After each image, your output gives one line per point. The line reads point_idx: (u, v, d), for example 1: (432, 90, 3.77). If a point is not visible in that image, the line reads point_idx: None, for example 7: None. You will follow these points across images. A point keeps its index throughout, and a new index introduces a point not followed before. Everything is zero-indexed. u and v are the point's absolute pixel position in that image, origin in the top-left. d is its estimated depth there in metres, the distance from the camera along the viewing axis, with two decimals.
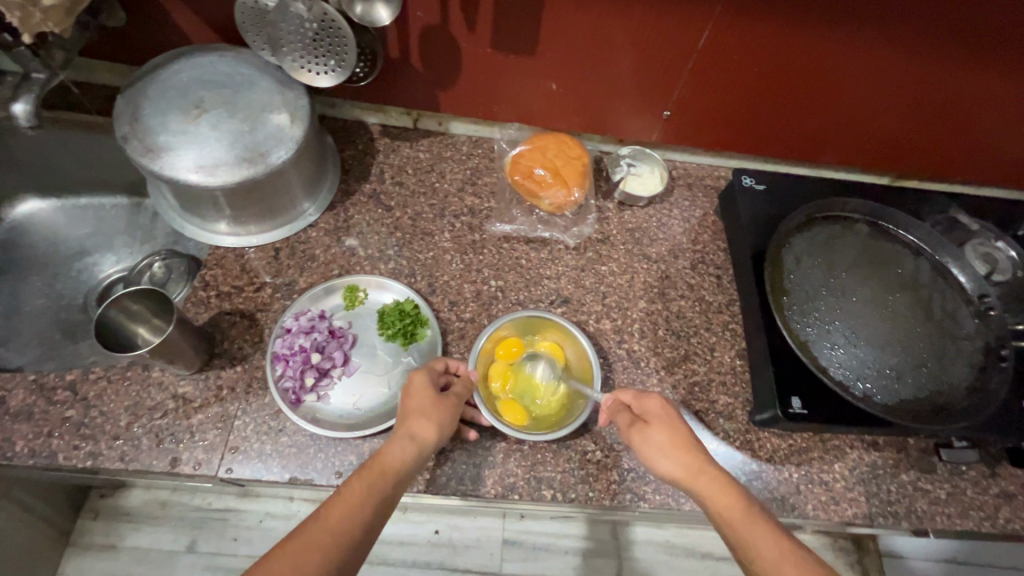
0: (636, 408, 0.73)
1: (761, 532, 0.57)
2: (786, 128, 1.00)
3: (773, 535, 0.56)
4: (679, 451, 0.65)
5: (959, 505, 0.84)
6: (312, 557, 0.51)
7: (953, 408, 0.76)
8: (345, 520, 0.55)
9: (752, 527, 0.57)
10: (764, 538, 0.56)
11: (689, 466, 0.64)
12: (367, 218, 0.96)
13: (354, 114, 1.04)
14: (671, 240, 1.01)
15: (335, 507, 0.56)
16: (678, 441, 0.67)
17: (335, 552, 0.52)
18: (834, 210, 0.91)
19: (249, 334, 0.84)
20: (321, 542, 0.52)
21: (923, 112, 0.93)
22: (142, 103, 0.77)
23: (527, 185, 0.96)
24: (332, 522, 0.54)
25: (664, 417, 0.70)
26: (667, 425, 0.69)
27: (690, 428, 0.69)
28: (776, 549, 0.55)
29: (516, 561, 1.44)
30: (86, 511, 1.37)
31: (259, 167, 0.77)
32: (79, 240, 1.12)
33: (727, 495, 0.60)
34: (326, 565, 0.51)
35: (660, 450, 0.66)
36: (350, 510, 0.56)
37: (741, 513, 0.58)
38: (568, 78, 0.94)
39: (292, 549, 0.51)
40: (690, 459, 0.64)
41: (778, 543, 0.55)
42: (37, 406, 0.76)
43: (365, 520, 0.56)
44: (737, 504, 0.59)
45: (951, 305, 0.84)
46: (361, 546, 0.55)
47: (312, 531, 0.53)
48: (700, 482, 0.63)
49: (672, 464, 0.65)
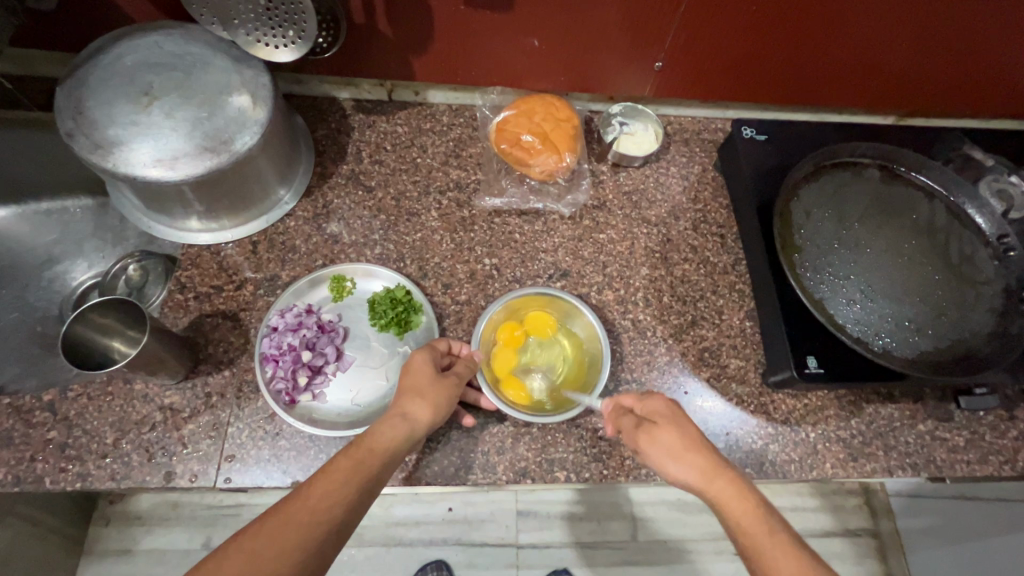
0: (640, 409, 0.68)
1: (777, 543, 0.53)
2: (787, 71, 0.94)
3: (789, 547, 0.53)
4: (695, 454, 0.60)
5: (978, 451, 0.82)
6: (288, 537, 0.48)
7: (976, 356, 0.74)
8: (326, 501, 0.51)
9: (773, 542, 0.53)
10: (779, 550, 0.53)
11: (705, 471, 0.59)
12: (347, 202, 0.90)
13: (323, 90, 0.97)
14: (670, 200, 0.96)
15: (317, 487, 0.52)
16: (689, 442, 0.61)
17: (314, 532, 0.50)
18: (844, 156, 0.86)
19: (234, 336, 0.80)
20: (298, 521, 0.50)
21: (933, 44, 0.87)
22: (86, 95, 0.70)
23: (515, 153, 0.90)
24: (313, 501, 0.51)
25: (673, 416, 0.65)
26: (678, 425, 0.63)
27: (699, 428, 0.64)
28: (793, 564, 0.52)
29: (532, 531, 1.44)
30: (97, 518, 1.34)
31: (223, 155, 0.70)
32: (45, 248, 1.05)
33: (744, 503, 0.56)
34: (303, 546, 0.49)
35: (674, 454, 0.60)
36: (333, 490, 0.52)
37: (759, 524, 0.55)
38: (551, 33, 0.87)
39: (269, 528, 0.49)
40: (707, 463, 0.59)
41: (794, 558, 0.52)
42: (17, 430, 0.72)
43: (348, 502, 0.52)
44: (755, 512, 0.55)
45: (969, 249, 0.81)
46: (341, 529, 0.52)
47: (291, 511, 0.50)
48: (717, 488, 0.58)
49: (687, 469, 0.59)
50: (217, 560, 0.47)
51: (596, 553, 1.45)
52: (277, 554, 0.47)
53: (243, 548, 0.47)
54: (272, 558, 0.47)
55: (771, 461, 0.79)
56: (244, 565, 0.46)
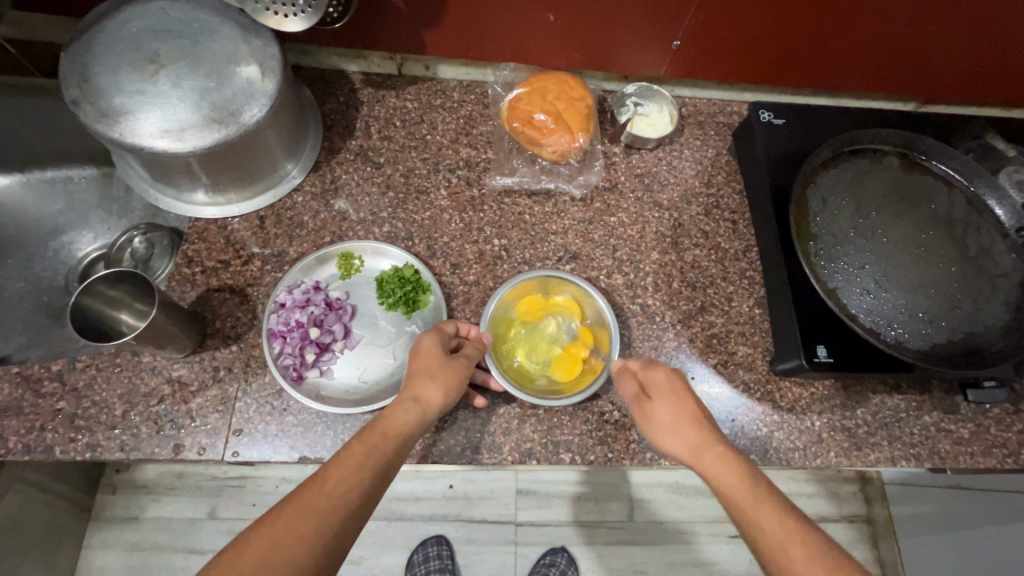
0: (641, 376, 0.68)
1: (766, 511, 0.53)
2: (809, 56, 0.91)
3: (781, 515, 0.53)
4: (684, 430, 0.61)
5: (982, 443, 0.82)
6: (307, 522, 0.49)
7: (987, 350, 0.74)
8: (343, 485, 0.52)
9: (760, 509, 0.53)
10: (770, 519, 0.53)
11: (694, 446, 0.60)
12: (355, 178, 0.89)
13: (332, 63, 0.95)
14: (683, 184, 0.94)
15: (333, 472, 0.53)
16: (684, 417, 0.62)
17: (332, 516, 0.50)
18: (863, 143, 0.85)
19: (242, 311, 0.79)
20: (316, 506, 0.50)
21: (962, 30, 0.84)
22: (91, 61, 0.69)
23: (528, 132, 0.88)
24: (329, 486, 0.52)
25: (670, 391, 0.65)
26: (672, 401, 0.64)
27: (698, 401, 0.64)
28: (779, 528, 0.52)
29: (530, 509, 1.46)
30: (104, 486, 1.36)
31: (231, 128, 0.69)
32: (51, 218, 1.05)
33: (731, 475, 0.56)
34: (322, 530, 0.49)
35: (664, 428, 0.62)
36: (348, 475, 0.53)
37: (746, 491, 0.55)
38: (567, 8, 0.84)
39: (287, 514, 0.49)
40: (697, 438, 0.60)
41: (785, 526, 0.52)
42: (26, 399, 0.73)
43: (364, 485, 0.53)
44: (742, 483, 0.56)
45: (986, 241, 0.80)
46: (361, 512, 0.52)
47: (307, 497, 0.50)
48: (702, 461, 0.59)
49: (678, 442, 0.61)
50: (238, 548, 0.47)
51: (592, 531, 1.47)
52: (297, 539, 0.48)
53: (262, 533, 0.48)
54: (292, 543, 0.48)
55: (775, 449, 0.79)
56: (264, 551, 0.47)
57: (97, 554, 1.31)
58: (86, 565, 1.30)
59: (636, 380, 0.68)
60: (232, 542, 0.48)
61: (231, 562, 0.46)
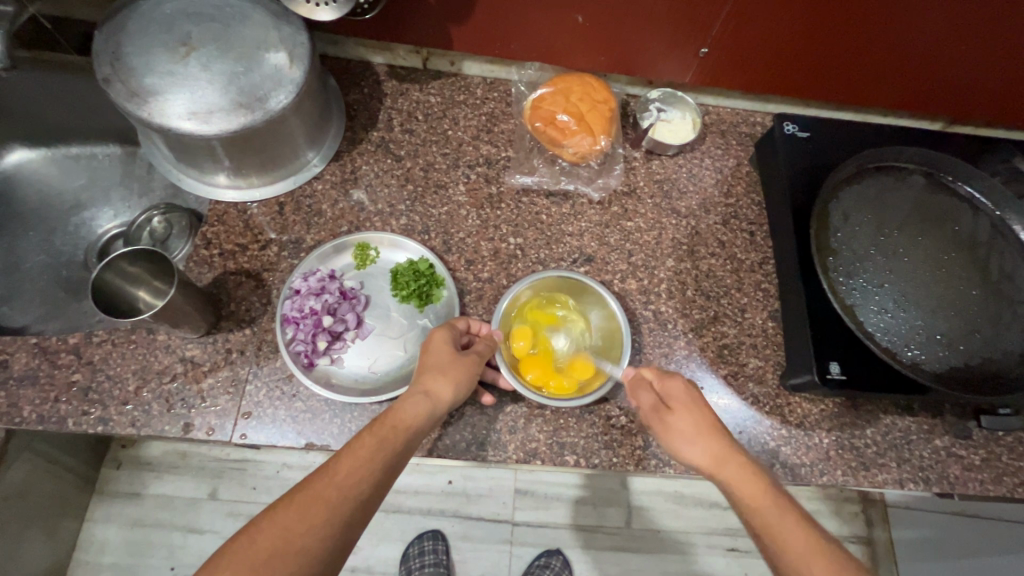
0: (659, 389, 0.68)
1: (791, 523, 0.54)
2: (837, 71, 0.91)
3: (801, 526, 0.54)
4: (706, 438, 0.61)
5: (993, 471, 0.81)
6: (317, 512, 0.49)
7: (1006, 376, 0.73)
8: (353, 478, 0.52)
9: (783, 521, 0.54)
10: (792, 529, 0.53)
11: (716, 455, 0.60)
12: (375, 169, 0.89)
13: (358, 54, 0.96)
14: (701, 192, 0.94)
15: (343, 464, 0.53)
16: (704, 428, 0.62)
17: (340, 508, 0.50)
18: (888, 160, 0.84)
19: (256, 295, 0.80)
20: (326, 496, 0.50)
21: (997, 52, 0.83)
22: (123, 40, 0.69)
23: (549, 132, 0.88)
24: (340, 478, 0.52)
25: (690, 401, 0.65)
26: (693, 412, 0.64)
27: (716, 413, 0.64)
28: (805, 543, 0.52)
29: (528, 509, 1.46)
30: (109, 460, 1.38)
31: (257, 114, 0.70)
32: (74, 193, 1.07)
33: (754, 486, 0.57)
34: (331, 521, 0.50)
35: (686, 437, 0.62)
36: (358, 467, 0.53)
37: (772, 505, 0.55)
38: (597, 9, 0.84)
39: (297, 503, 0.50)
40: (718, 447, 0.60)
41: (806, 537, 0.53)
42: (42, 370, 0.74)
43: (374, 479, 0.53)
44: (764, 493, 0.56)
45: (1010, 266, 0.79)
46: (369, 504, 0.52)
47: (317, 487, 0.51)
48: (725, 470, 0.59)
49: (698, 452, 0.61)
50: (249, 534, 0.48)
51: (589, 536, 1.46)
52: (307, 529, 0.48)
53: (274, 520, 0.49)
54: (303, 533, 0.48)
55: (781, 463, 0.78)
56: (276, 539, 0.47)
57: (98, 527, 1.33)
58: (88, 537, 1.32)
59: (652, 391, 0.68)
60: (245, 527, 0.49)
61: (243, 549, 0.47)
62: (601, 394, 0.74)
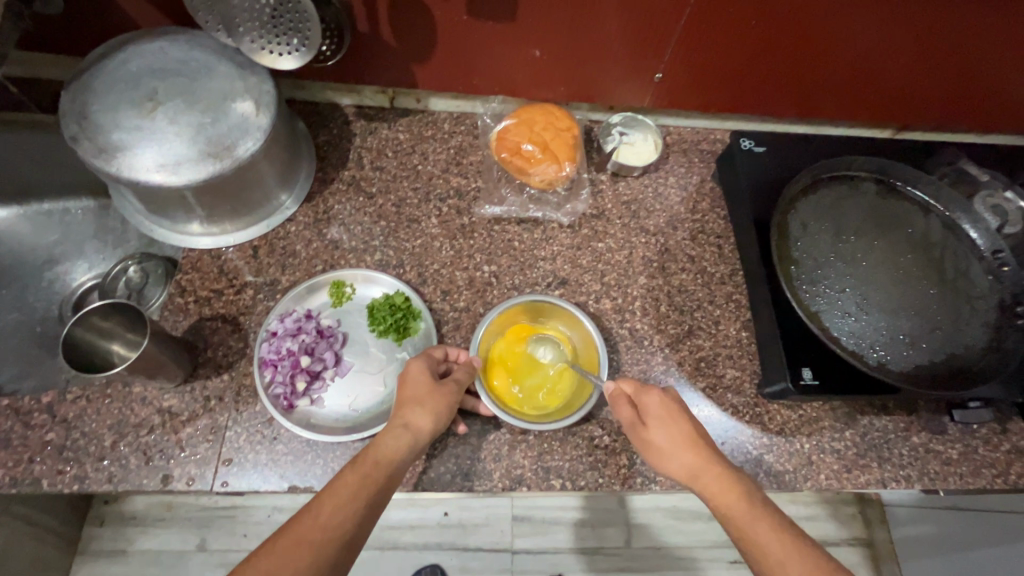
0: (637, 402, 0.68)
1: (764, 527, 0.55)
2: (787, 87, 0.95)
3: (777, 530, 0.55)
4: (685, 452, 0.61)
5: (971, 464, 0.83)
6: (302, 555, 0.49)
7: (969, 370, 0.75)
8: (336, 517, 0.52)
9: (759, 527, 0.55)
10: (766, 534, 0.54)
11: (693, 466, 0.60)
12: (347, 207, 0.91)
13: (326, 97, 0.98)
14: (668, 210, 0.96)
15: (325, 504, 0.53)
16: (684, 440, 0.62)
17: (326, 551, 0.50)
18: (841, 169, 0.88)
19: (234, 339, 0.80)
20: (310, 539, 0.50)
21: (931, 61, 0.88)
22: (90, 98, 0.71)
23: (516, 162, 0.90)
24: (323, 518, 0.52)
25: (665, 414, 0.65)
26: (670, 424, 0.64)
27: (693, 423, 0.65)
28: (781, 548, 0.53)
29: (527, 536, 1.44)
30: (92, 518, 1.34)
31: (225, 162, 0.71)
32: (46, 249, 1.07)
33: (731, 494, 0.58)
34: (316, 564, 0.49)
35: (665, 453, 0.62)
36: (342, 506, 0.53)
37: (748, 512, 0.56)
38: (553, 42, 0.88)
39: (281, 548, 0.49)
40: (698, 459, 0.61)
41: (783, 541, 0.54)
42: (15, 432, 0.73)
43: (358, 516, 0.53)
44: (743, 500, 0.57)
45: (963, 263, 0.82)
46: (354, 543, 0.52)
47: (301, 530, 0.51)
48: (706, 479, 0.60)
49: (678, 465, 0.61)
50: None
51: (590, 559, 1.44)
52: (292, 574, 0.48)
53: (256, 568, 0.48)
54: None
55: (765, 472, 0.79)
56: None
57: None
58: None
59: (630, 407, 0.68)
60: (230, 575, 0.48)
61: None
62: (578, 417, 0.75)
